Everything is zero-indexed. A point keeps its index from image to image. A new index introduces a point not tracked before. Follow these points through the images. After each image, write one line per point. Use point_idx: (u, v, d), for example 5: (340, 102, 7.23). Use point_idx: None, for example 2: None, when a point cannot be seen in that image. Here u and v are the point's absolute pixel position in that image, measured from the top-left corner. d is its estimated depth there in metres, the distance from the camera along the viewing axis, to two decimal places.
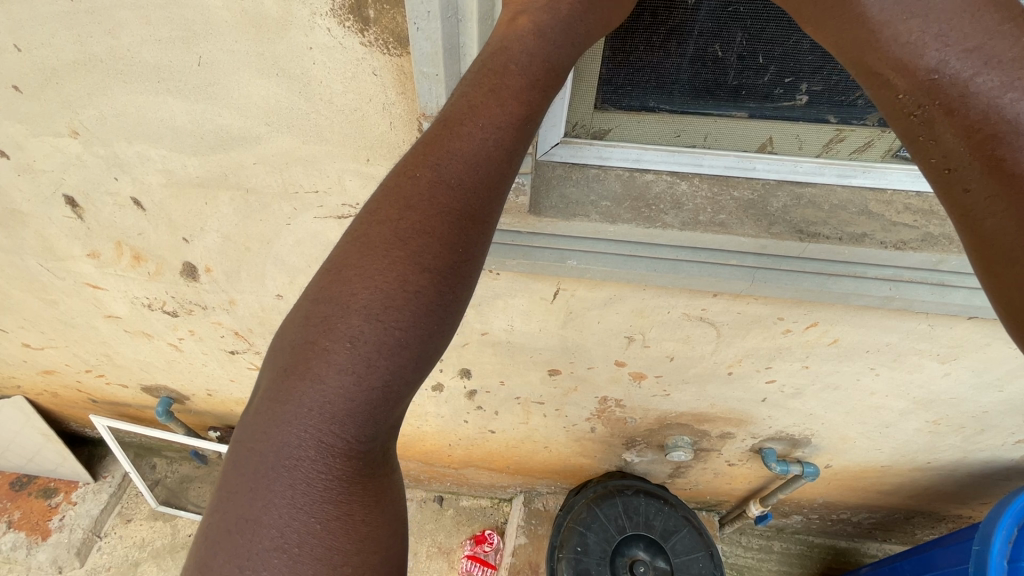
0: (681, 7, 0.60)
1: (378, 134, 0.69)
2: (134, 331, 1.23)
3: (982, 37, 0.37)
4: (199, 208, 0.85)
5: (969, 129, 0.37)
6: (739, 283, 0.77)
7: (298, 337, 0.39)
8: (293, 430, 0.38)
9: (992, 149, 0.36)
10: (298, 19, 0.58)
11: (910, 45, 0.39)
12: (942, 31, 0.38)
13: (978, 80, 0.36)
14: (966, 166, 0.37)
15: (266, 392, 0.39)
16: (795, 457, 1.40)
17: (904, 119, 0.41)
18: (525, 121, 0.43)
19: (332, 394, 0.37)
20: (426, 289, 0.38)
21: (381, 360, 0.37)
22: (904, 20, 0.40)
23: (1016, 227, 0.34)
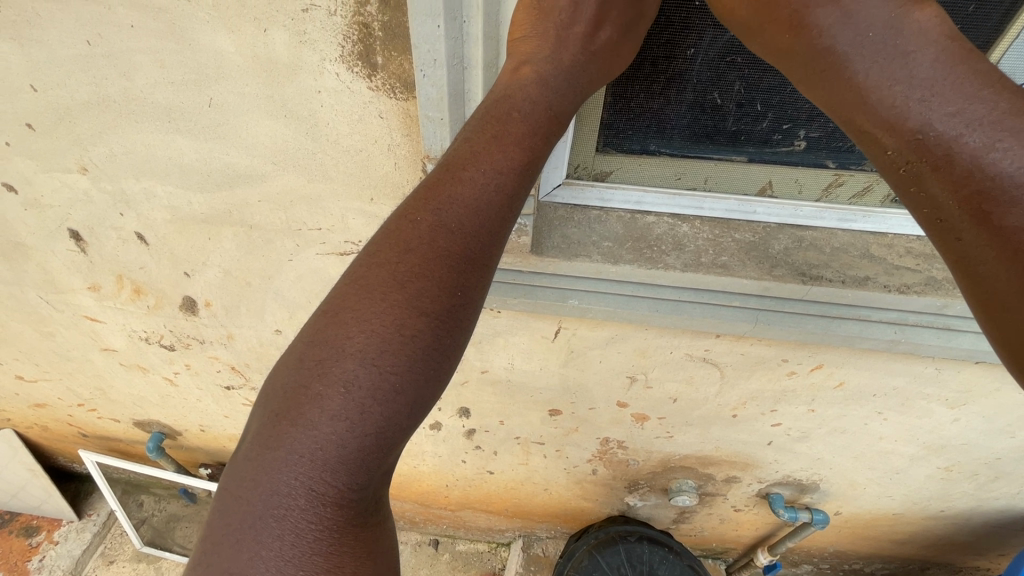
0: (681, 57, 0.61)
1: (383, 174, 0.70)
2: (129, 365, 1.22)
3: (963, 102, 0.37)
4: (202, 243, 0.86)
5: (960, 185, 0.36)
6: (743, 325, 0.76)
7: (290, 380, 0.38)
8: (282, 478, 0.36)
9: (982, 206, 0.36)
10: (308, 64, 0.60)
11: (895, 108, 0.39)
12: (926, 96, 0.38)
13: (964, 140, 0.36)
14: (955, 218, 0.37)
15: (254, 437, 0.38)
16: (804, 504, 1.35)
17: (895, 173, 0.40)
18: (526, 165, 0.44)
19: (324, 440, 0.36)
20: (424, 333, 0.38)
21: (376, 406, 0.37)
22: (889, 86, 0.39)
23: (1011, 277, 0.34)
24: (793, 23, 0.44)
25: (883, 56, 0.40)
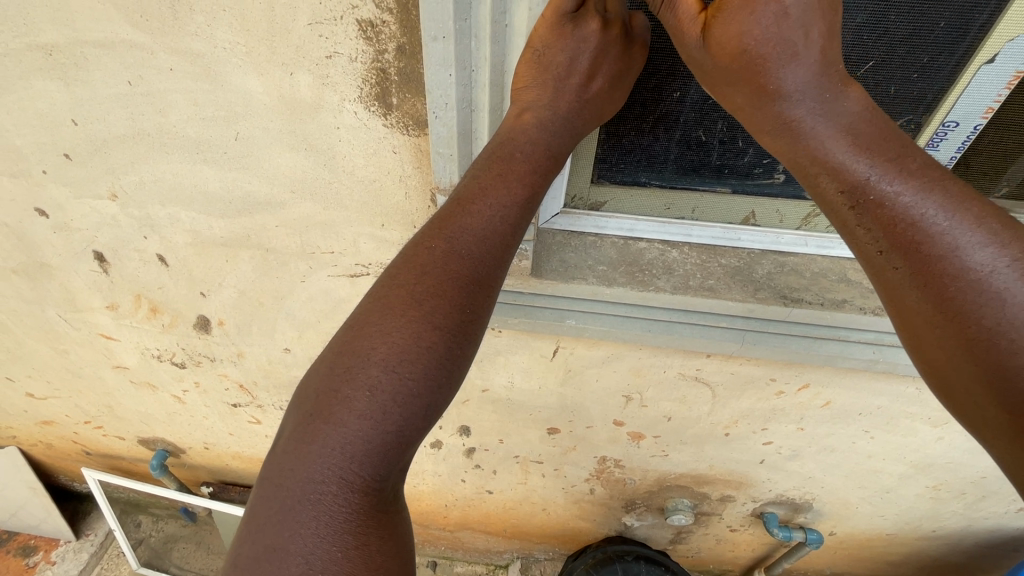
0: (668, 100, 0.67)
1: (394, 203, 0.75)
2: (139, 382, 1.25)
3: (888, 156, 0.45)
4: (219, 265, 0.91)
5: (887, 221, 0.43)
6: (731, 344, 0.81)
7: (323, 385, 0.45)
8: (318, 467, 0.43)
9: (911, 236, 0.43)
10: (329, 104, 0.66)
11: (839, 156, 0.45)
12: (860, 149, 0.45)
13: (888, 187, 0.44)
14: (884, 247, 0.44)
15: (292, 433, 0.45)
16: (798, 524, 1.37)
17: (836, 211, 0.46)
18: (527, 199, 0.51)
19: (353, 436, 0.43)
20: (436, 345, 0.45)
21: (397, 407, 0.44)
22: (833, 139, 0.46)
23: (927, 297, 0.42)
24: (759, 89, 0.48)
25: (828, 116, 0.46)
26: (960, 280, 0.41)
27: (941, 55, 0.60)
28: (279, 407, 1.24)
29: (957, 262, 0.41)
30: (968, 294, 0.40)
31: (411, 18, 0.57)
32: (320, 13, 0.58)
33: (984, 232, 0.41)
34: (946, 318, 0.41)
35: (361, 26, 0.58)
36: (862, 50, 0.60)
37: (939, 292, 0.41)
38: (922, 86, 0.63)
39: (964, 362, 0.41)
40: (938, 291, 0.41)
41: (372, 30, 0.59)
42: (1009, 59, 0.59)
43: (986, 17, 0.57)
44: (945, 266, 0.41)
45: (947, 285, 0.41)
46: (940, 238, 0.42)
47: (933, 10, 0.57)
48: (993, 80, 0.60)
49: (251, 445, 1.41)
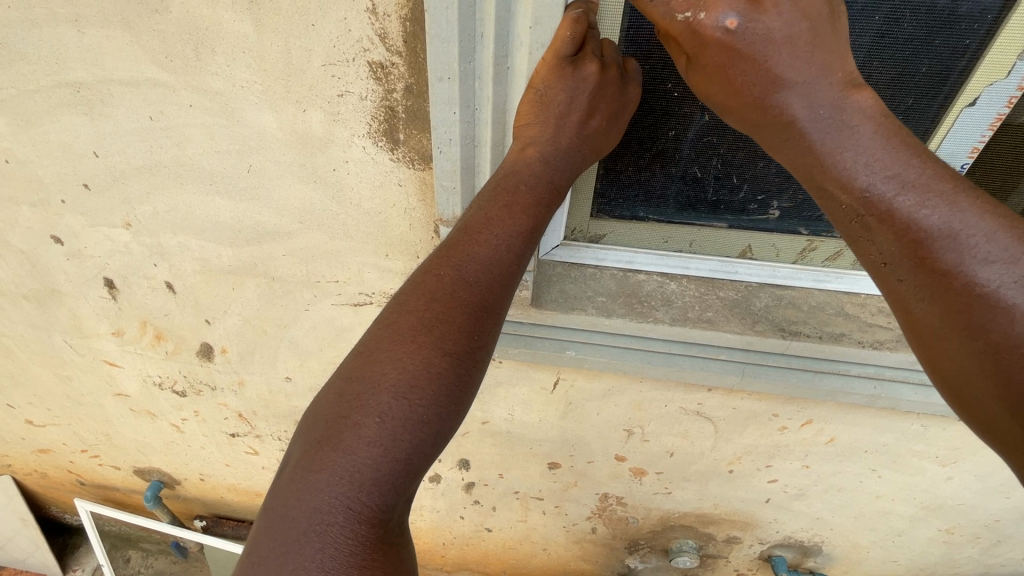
0: (664, 137, 0.70)
1: (398, 234, 0.77)
2: (139, 410, 1.25)
3: (900, 166, 0.44)
4: (226, 293, 0.92)
5: (901, 235, 0.43)
6: (731, 376, 0.81)
7: (331, 412, 0.45)
8: (325, 497, 0.43)
9: (920, 252, 0.43)
10: (339, 139, 0.69)
11: (849, 170, 0.46)
12: (869, 160, 0.45)
13: (900, 199, 0.44)
14: (898, 263, 0.44)
15: (299, 462, 0.45)
16: (808, 568, 1.32)
17: (847, 223, 0.46)
18: (531, 229, 0.53)
19: (361, 463, 0.43)
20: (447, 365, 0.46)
21: (409, 430, 0.44)
22: (841, 152, 0.46)
23: (941, 313, 0.42)
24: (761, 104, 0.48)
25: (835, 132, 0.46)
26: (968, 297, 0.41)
27: (924, 98, 0.63)
28: (278, 437, 1.23)
29: (970, 279, 0.41)
30: (976, 312, 0.41)
31: (419, 61, 0.61)
32: (334, 55, 0.61)
33: (996, 245, 0.41)
34: (962, 335, 0.42)
35: (371, 67, 0.62)
36: None
37: (950, 310, 0.42)
38: (909, 127, 0.65)
39: (982, 380, 0.41)
40: (949, 308, 0.42)
41: (382, 71, 0.62)
42: (990, 101, 0.61)
43: (965, 63, 0.60)
44: (956, 281, 0.42)
45: (956, 302, 0.42)
46: (954, 253, 0.42)
47: (915, 56, 0.60)
48: (977, 120, 0.63)
49: (247, 476, 1.39)
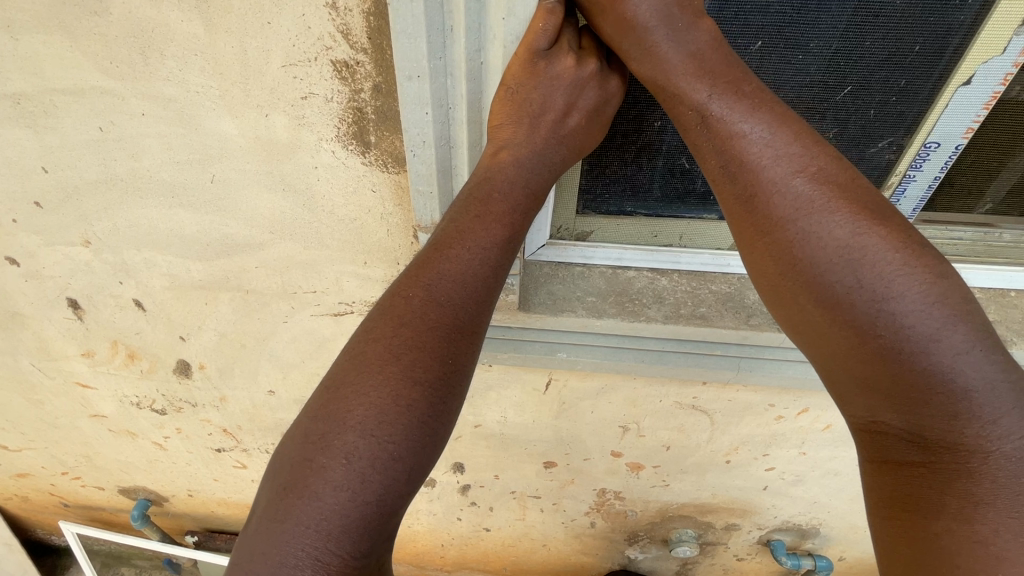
0: (649, 129, 0.67)
1: (376, 240, 0.73)
2: (118, 431, 1.20)
3: (749, 108, 0.49)
4: (198, 308, 0.88)
5: (745, 177, 0.49)
6: (727, 371, 0.80)
7: (296, 455, 0.43)
8: (291, 549, 0.40)
9: (759, 194, 0.48)
10: (306, 143, 0.64)
11: (712, 106, 0.50)
12: (727, 101, 0.49)
13: (749, 135, 0.48)
14: (746, 206, 0.49)
15: (265, 511, 0.42)
16: (806, 550, 1.33)
17: (707, 162, 0.51)
18: (506, 241, 0.51)
19: (329, 510, 0.41)
20: (416, 372, 0.44)
21: (378, 468, 0.42)
22: (704, 90, 0.50)
23: (780, 263, 0.48)
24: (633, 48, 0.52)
25: (727, 119, 0.49)
26: (823, 258, 0.46)
27: (918, 79, 0.60)
28: (265, 450, 1.20)
29: (826, 242, 0.46)
30: (805, 253, 0.47)
31: (387, 58, 0.57)
32: (294, 55, 0.57)
33: (816, 197, 0.47)
34: (798, 281, 0.48)
35: (335, 66, 0.57)
36: (839, 76, 0.61)
37: (805, 274, 0.47)
38: (902, 109, 0.63)
39: (816, 324, 0.47)
40: (787, 252, 0.48)
41: (347, 70, 0.58)
42: (985, 79, 0.59)
43: (959, 40, 0.57)
44: (786, 223, 0.47)
45: (812, 265, 0.47)
46: (777, 197, 0.48)
47: (909, 34, 0.57)
48: (972, 98, 0.61)
49: (237, 490, 1.36)
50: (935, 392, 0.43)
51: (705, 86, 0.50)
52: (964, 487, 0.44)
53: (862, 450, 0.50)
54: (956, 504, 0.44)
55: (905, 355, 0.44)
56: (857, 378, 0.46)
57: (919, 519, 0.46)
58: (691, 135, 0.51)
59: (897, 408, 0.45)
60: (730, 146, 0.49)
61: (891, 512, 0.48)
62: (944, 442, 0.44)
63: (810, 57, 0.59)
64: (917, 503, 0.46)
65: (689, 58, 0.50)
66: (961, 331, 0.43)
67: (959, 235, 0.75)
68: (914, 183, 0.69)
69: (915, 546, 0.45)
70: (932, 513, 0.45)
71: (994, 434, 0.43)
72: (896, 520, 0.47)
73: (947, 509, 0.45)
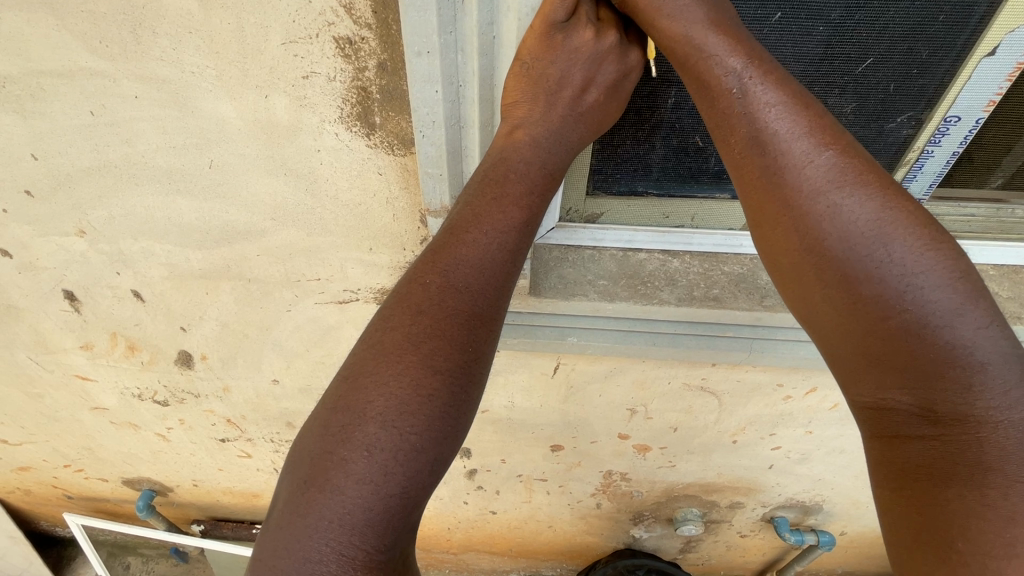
0: (662, 106, 0.65)
1: (382, 225, 0.71)
2: (120, 423, 1.19)
3: (767, 78, 0.47)
4: (199, 298, 0.86)
5: (761, 150, 0.48)
6: (739, 353, 0.79)
7: (316, 448, 0.42)
8: (314, 544, 0.39)
9: (775, 167, 0.47)
10: (307, 125, 0.62)
11: (730, 74, 0.48)
12: (745, 68, 0.47)
13: (766, 106, 0.47)
14: (761, 179, 0.48)
15: (285, 506, 0.41)
16: (809, 526, 1.35)
17: (722, 135, 0.50)
18: (524, 223, 0.49)
19: (352, 504, 0.40)
20: (437, 357, 0.43)
21: (399, 458, 0.41)
22: (722, 57, 0.48)
23: (793, 237, 0.47)
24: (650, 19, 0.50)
25: (747, 89, 0.47)
26: (838, 230, 0.45)
27: (941, 50, 0.58)
28: (270, 439, 1.19)
29: (846, 218, 0.45)
30: (821, 226, 0.46)
31: (393, 33, 0.54)
32: (294, 31, 0.54)
33: (832, 169, 0.46)
34: (811, 256, 0.47)
35: (338, 43, 0.55)
36: (862, 48, 0.58)
37: (821, 248, 0.46)
38: (923, 82, 0.61)
39: (829, 298, 0.46)
40: (802, 226, 0.47)
41: (351, 47, 0.55)
42: (1009, 51, 0.58)
43: (985, 9, 0.55)
44: (801, 198, 0.46)
45: (830, 238, 0.46)
46: (792, 170, 0.47)
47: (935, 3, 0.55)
48: (995, 72, 0.59)
49: (242, 479, 1.35)
50: (952, 366, 0.43)
51: (736, 56, 0.47)
52: (975, 458, 0.43)
53: (868, 428, 0.49)
54: (967, 472, 0.43)
55: (922, 329, 0.43)
56: (869, 353, 0.46)
57: (933, 489, 0.45)
58: (719, 105, 0.49)
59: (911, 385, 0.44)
60: (748, 117, 0.48)
61: (901, 486, 0.46)
62: (955, 414, 0.43)
63: (831, 29, 0.57)
64: (930, 476, 0.45)
65: (709, 29, 0.48)
66: (975, 303, 0.43)
67: (972, 211, 0.75)
68: (932, 158, 0.68)
69: (928, 518, 0.45)
70: (946, 483, 0.44)
71: (1006, 406, 0.43)
72: (906, 494, 0.46)
73: (957, 477, 0.44)
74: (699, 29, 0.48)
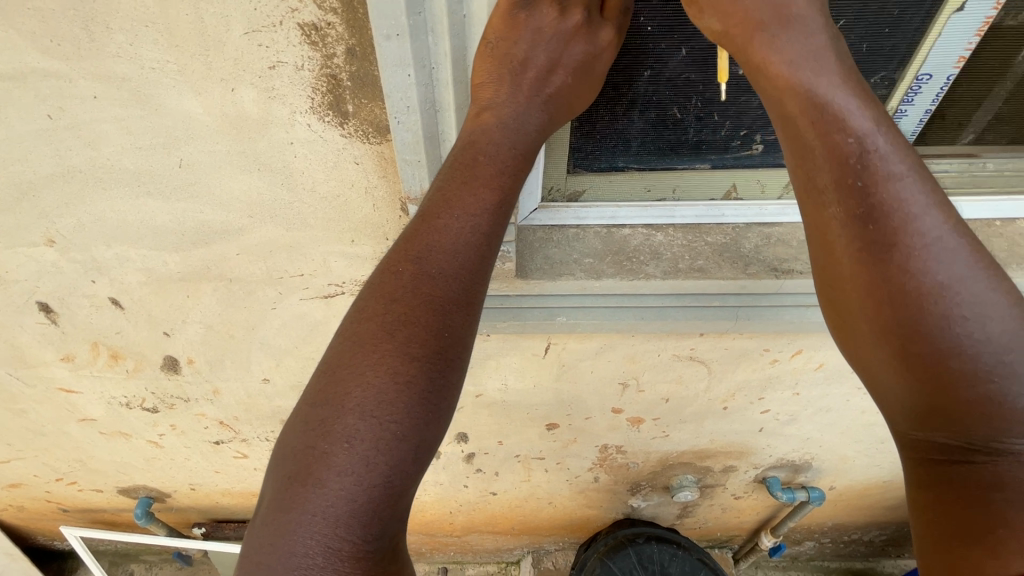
0: (639, 80, 0.64)
1: (362, 216, 0.70)
2: (110, 432, 1.17)
3: (862, 107, 0.46)
4: (180, 302, 0.84)
5: (840, 171, 0.45)
6: (726, 322, 0.80)
7: (298, 443, 0.42)
8: (298, 539, 0.40)
9: (851, 188, 0.45)
10: (278, 118, 0.60)
11: (822, 93, 0.45)
12: (841, 91, 0.46)
13: (858, 131, 0.45)
14: (831, 198, 0.46)
15: (271, 502, 0.41)
16: (799, 483, 1.39)
17: (798, 150, 0.47)
18: (497, 204, 0.49)
19: (334, 497, 0.40)
20: (411, 348, 0.43)
21: (380, 448, 0.41)
22: (815, 77, 0.46)
23: (857, 260, 0.45)
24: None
25: (834, 108, 0.45)
26: (907, 259, 0.44)
27: (911, 8, 0.58)
28: (265, 439, 1.18)
29: (920, 252, 0.43)
30: (889, 252, 0.44)
31: (359, 17, 0.53)
32: (256, 20, 0.52)
33: (915, 203, 0.44)
34: (872, 280, 0.45)
35: (303, 30, 0.53)
36: (834, 11, 0.58)
37: (883, 273, 0.44)
38: (895, 41, 0.62)
39: (885, 321, 0.45)
40: (869, 249, 0.45)
41: (317, 34, 0.53)
42: (975, 6, 0.58)
43: None
44: (873, 222, 0.44)
45: (894, 264, 0.44)
46: (872, 193, 0.44)
47: None
48: (963, 28, 0.60)
49: (240, 479, 1.35)
50: (1005, 400, 0.42)
51: (834, 78, 0.46)
52: (1012, 487, 0.42)
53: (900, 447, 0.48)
54: (998, 495, 0.42)
55: (982, 361, 0.42)
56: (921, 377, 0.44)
57: (963, 511, 0.44)
58: (806, 122, 0.46)
59: (947, 402, 0.43)
60: (831, 133, 0.45)
61: (928, 501, 0.46)
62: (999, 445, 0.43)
63: None
64: (964, 498, 0.44)
65: None
66: None
67: (946, 167, 0.76)
68: (906, 117, 0.69)
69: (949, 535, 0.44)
70: (973, 503, 0.43)
71: None
72: (944, 497, 0.45)
73: (983, 498, 0.43)
74: (795, 40, 0.47)
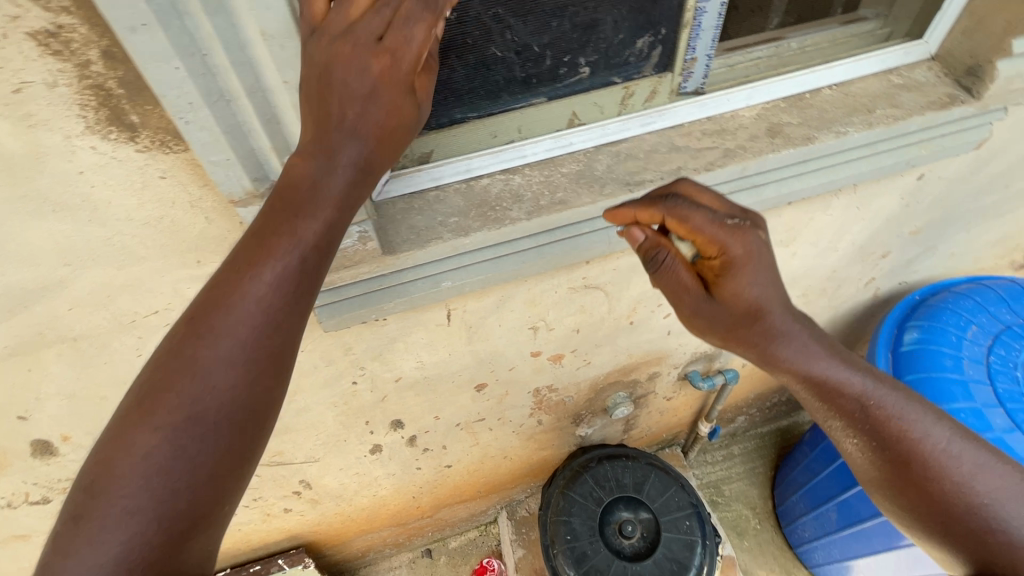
0: (446, 23, 0.61)
1: (198, 233, 0.64)
2: (3, 539, 1.04)
3: (859, 368, 0.70)
4: (22, 379, 0.74)
5: (870, 436, 0.69)
6: (601, 245, 0.83)
7: (101, 461, 0.45)
8: (75, 556, 0.42)
9: (883, 447, 0.69)
10: (51, 148, 0.52)
11: (839, 380, 0.69)
12: (852, 373, 0.69)
13: (872, 400, 0.69)
14: (858, 448, 0.71)
15: (67, 515, 0.45)
16: (716, 369, 1.53)
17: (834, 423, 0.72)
18: (329, 225, 0.48)
19: (118, 517, 0.44)
20: (235, 356, 0.47)
21: (186, 437, 0.46)
22: (838, 374, 0.69)
23: (870, 452, 0.70)
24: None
25: (858, 395, 0.69)
26: (928, 467, 0.67)
27: None
28: None
29: (932, 449, 0.67)
30: (915, 464, 0.67)
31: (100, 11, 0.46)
32: None
33: (909, 420, 0.69)
34: (891, 471, 0.69)
35: (37, 39, 0.45)
36: None
37: (921, 486, 0.67)
38: None
39: (899, 480, 0.68)
40: (899, 478, 0.68)
41: (56, 41, 0.46)
42: None
43: None
44: (903, 456, 0.68)
45: (921, 470, 0.67)
46: (899, 445, 0.68)
47: None
48: None
49: None
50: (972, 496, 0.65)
51: (859, 380, 0.69)
52: (975, 524, 0.64)
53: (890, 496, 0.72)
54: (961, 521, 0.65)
55: (963, 489, 0.65)
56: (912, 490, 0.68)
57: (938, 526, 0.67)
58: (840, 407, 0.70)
59: (937, 518, 0.66)
60: (858, 413, 0.69)
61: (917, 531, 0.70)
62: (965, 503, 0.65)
63: None
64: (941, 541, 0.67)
65: None
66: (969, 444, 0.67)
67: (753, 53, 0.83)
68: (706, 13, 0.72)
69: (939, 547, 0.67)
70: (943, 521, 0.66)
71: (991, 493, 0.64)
72: (917, 524, 0.70)
73: (949, 519, 0.66)
74: (830, 363, 0.69)
